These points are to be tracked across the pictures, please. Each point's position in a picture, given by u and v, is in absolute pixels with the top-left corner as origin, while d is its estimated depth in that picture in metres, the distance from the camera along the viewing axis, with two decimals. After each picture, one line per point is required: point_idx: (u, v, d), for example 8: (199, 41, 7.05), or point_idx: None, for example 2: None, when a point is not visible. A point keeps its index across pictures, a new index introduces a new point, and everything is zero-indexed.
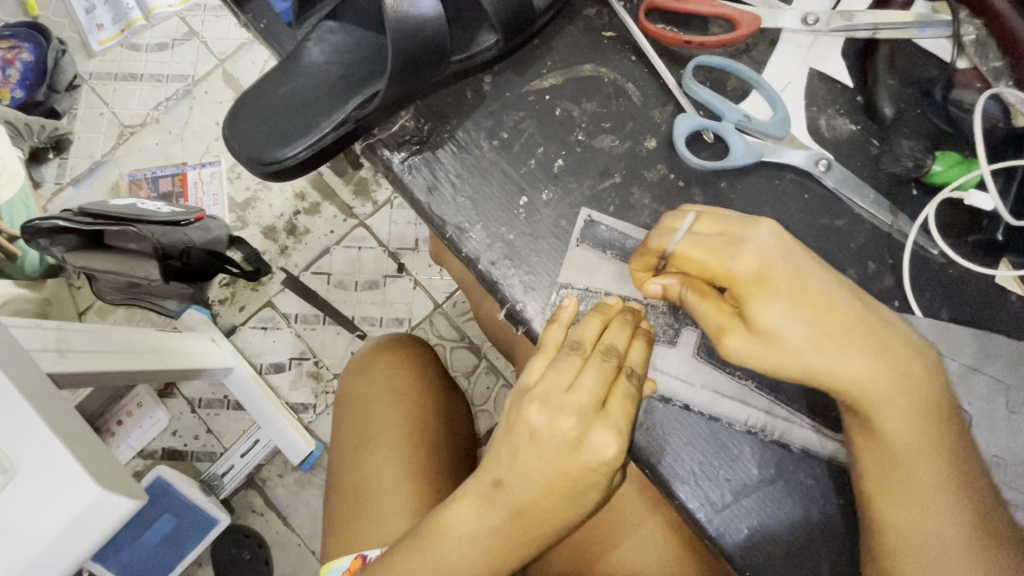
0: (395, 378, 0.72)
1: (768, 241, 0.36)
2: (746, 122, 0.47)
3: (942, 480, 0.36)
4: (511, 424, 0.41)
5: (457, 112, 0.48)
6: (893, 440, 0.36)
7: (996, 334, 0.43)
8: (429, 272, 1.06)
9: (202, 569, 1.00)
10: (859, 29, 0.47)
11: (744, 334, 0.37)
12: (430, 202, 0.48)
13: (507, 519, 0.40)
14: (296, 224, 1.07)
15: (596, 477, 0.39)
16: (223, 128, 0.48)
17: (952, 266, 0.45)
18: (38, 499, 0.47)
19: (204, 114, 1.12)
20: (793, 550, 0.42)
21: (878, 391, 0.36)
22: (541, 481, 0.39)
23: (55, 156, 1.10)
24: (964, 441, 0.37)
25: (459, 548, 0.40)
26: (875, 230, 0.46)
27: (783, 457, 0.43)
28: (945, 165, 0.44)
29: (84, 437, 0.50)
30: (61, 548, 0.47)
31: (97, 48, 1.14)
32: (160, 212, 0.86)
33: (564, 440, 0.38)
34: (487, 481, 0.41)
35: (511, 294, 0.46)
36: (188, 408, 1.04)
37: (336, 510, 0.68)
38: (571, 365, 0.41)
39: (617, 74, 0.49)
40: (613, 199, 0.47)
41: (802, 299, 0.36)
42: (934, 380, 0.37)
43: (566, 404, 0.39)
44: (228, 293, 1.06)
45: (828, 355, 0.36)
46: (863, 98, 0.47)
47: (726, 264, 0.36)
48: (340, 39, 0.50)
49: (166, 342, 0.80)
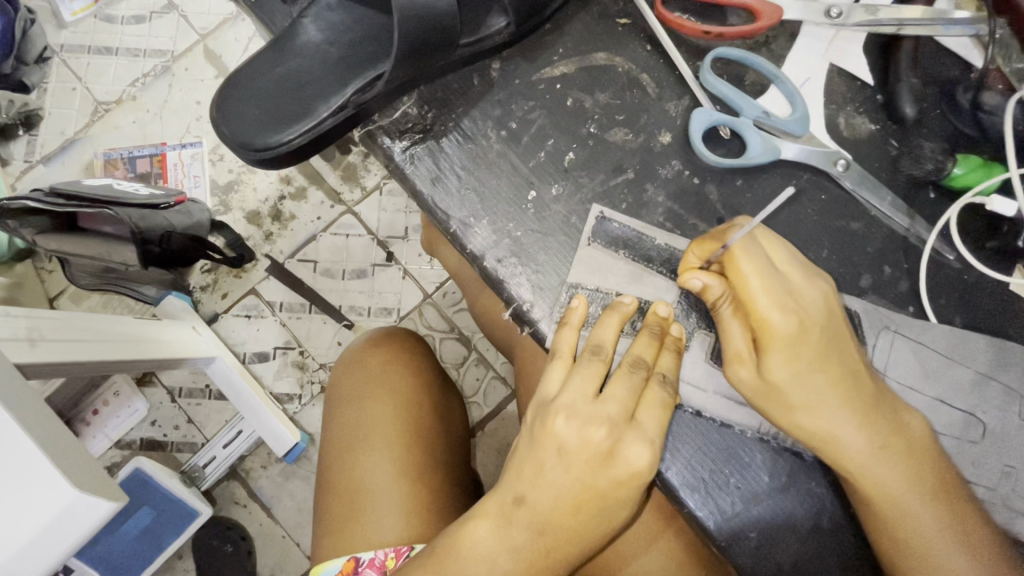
0: (385, 374, 0.70)
1: (816, 300, 0.37)
2: (764, 119, 0.45)
3: (941, 542, 0.36)
4: (535, 436, 0.41)
5: (463, 99, 0.46)
6: (902, 536, 0.37)
7: (1011, 341, 0.43)
8: (419, 261, 1.03)
9: (182, 561, 0.97)
10: (883, 25, 0.45)
11: (753, 375, 0.38)
12: (433, 194, 0.45)
13: (529, 538, 0.39)
14: (281, 210, 1.03)
15: (628, 492, 0.39)
16: (211, 110, 0.45)
17: (968, 272, 0.44)
18: (10, 501, 0.44)
19: (184, 93, 1.07)
20: (803, 559, 0.41)
21: (876, 477, 0.37)
22: (569, 498, 0.39)
23: (24, 132, 1.04)
24: (980, 526, 0.37)
25: (478, 568, 0.39)
26: (891, 233, 0.45)
27: (794, 465, 0.42)
28: (966, 168, 0.43)
29: (61, 437, 0.47)
30: (32, 551, 0.45)
31: (69, 19, 1.07)
32: (139, 194, 0.82)
33: (595, 453, 0.39)
34: (508, 497, 0.40)
35: (518, 292, 0.44)
36: (167, 398, 1.00)
37: (326, 519, 0.65)
38: (595, 373, 0.41)
39: (631, 64, 0.47)
40: (625, 196, 0.45)
41: (820, 366, 0.36)
42: (928, 454, 0.37)
43: (593, 416, 0.39)
44: (209, 279, 1.02)
45: (822, 420, 0.37)
46: (884, 97, 0.46)
47: (766, 316, 0.36)
48: (339, 17, 0.46)
49: (144, 331, 0.76)
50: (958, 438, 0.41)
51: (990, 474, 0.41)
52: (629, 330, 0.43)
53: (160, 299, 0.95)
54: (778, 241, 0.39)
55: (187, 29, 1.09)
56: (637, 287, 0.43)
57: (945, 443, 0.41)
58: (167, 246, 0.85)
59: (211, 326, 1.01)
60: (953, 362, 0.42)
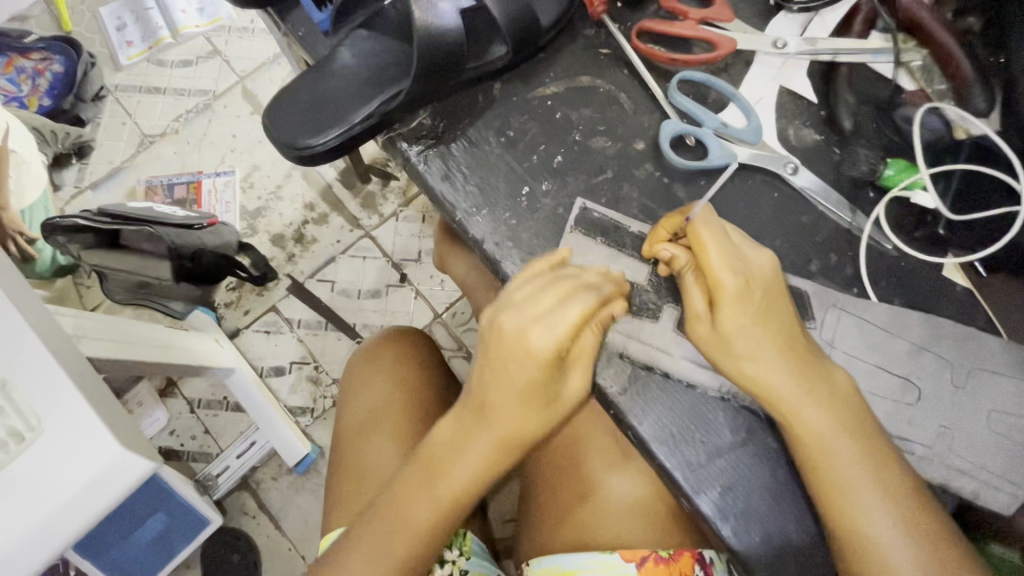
0: (384, 361, 0.77)
1: (760, 267, 0.44)
2: (723, 129, 0.53)
3: (864, 478, 0.42)
4: (480, 341, 0.47)
5: (470, 113, 0.55)
6: (830, 477, 0.42)
7: (943, 318, 0.49)
8: (430, 282, 1.16)
9: (189, 569, 1.08)
10: (821, 53, 0.54)
11: (708, 331, 0.44)
12: (442, 190, 0.54)
13: (478, 420, 0.46)
14: (304, 233, 1.18)
15: (540, 369, 0.43)
16: (264, 117, 0.54)
17: (905, 259, 0.50)
18: (75, 455, 0.57)
19: (221, 127, 1.24)
20: (764, 509, 0.46)
21: (805, 418, 0.42)
22: (501, 381, 0.45)
23: (77, 161, 1.21)
24: (896, 464, 0.42)
25: (447, 456, 0.48)
26: (837, 226, 0.52)
27: (753, 422, 0.48)
28: (896, 170, 0.50)
29: (115, 411, 0.62)
30: (83, 499, 0.57)
31: (125, 62, 1.27)
32: (176, 216, 0.95)
33: (506, 340, 0.44)
34: (466, 396, 0.48)
35: (511, 272, 0.52)
36: (187, 408, 1.15)
37: (337, 482, 0.71)
38: (534, 281, 0.45)
39: (611, 85, 0.56)
40: (605, 192, 0.53)
41: (762, 322, 0.43)
42: (850, 403, 0.43)
43: (512, 310, 0.44)
44: (233, 297, 1.16)
45: (764, 370, 0.43)
46: (826, 113, 0.54)
47: (718, 278, 0.42)
48: (370, 46, 0.56)
49: (174, 339, 0.86)
50: (895, 400, 0.47)
51: (927, 433, 0.47)
52: None
53: (187, 314, 1.05)
54: (727, 226, 0.46)
55: (228, 71, 1.28)
56: (615, 267, 0.51)
57: (884, 404, 0.47)
58: (198, 261, 0.98)
59: (232, 340, 1.14)
60: (892, 336, 0.48)
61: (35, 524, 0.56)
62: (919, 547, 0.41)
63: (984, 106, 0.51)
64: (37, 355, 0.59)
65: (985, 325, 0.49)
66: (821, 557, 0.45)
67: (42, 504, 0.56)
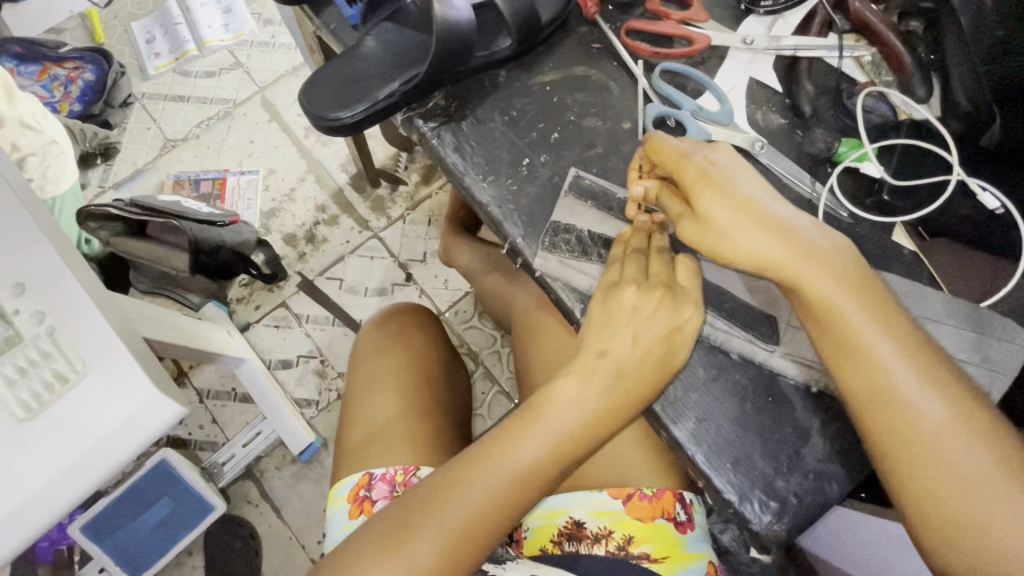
0: (405, 334, 0.84)
1: (717, 159, 0.51)
2: (699, 111, 0.61)
3: (876, 333, 0.46)
4: (609, 305, 0.53)
5: (479, 96, 0.63)
6: (842, 336, 0.46)
7: (892, 274, 0.55)
8: (434, 282, 1.23)
9: (191, 557, 1.11)
10: (784, 48, 0.62)
11: (692, 222, 0.50)
12: (453, 159, 0.61)
13: (609, 382, 0.51)
14: (315, 233, 1.26)
15: (687, 336, 0.51)
16: (299, 95, 0.62)
17: (858, 225, 0.57)
18: (110, 395, 0.59)
19: (240, 132, 1.33)
20: (733, 437, 0.52)
21: (813, 279, 0.47)
22: (639, 343, 0.51)
23: (102, 162, 1.30)
24: (898, 316, 0.47)
25: (566, 411, 0.51)
26: (799, 197, 0.59)
27: (723, 362, 0.54)
28: (848, 147, 0.58)
29: (149, 360, 0.63)
30: (116, 438, 0.58)
31: (152, 72, 1.37)
32: (201, 212, 1.03)
33: (659, 301, 0.52)
34: (591, 355, 0.52)
35: (512, 230, 0.59)
36: (197, 398, 1.21)
37: (345, 443, 0.76)
38: (640, 253, 0.55)
39: (602, 75, 0.64)
40: (595, 164, 0.60)
41: (740, 198, 0.49)
42: (849, 263, 0.48)
43: (653, 288, 0.52)
44: (245, 293, 1.23)
45: (751, 239, 0.48)
46: (790, 101, 0.62)
47: (682, 170, 0.50)
48: (393, 36, 0.64)
49: (191, 326, 0.91)
50: None
51: None
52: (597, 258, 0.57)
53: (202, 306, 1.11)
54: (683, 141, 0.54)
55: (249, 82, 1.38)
56: (603, 226, 0.58)
57: None
58: (215, 257, 1.06)
59: (242, 333, 1.19)
60: None
61: (68, 464, 0.58)
62: (943, 396, 0.44)
63: (924, 94, 0.59)
64: (83, 305, 0.61)
65: (931, 282, 0.56)
66: (781, 482, 0.51)
67: (78, 443, 0.58)
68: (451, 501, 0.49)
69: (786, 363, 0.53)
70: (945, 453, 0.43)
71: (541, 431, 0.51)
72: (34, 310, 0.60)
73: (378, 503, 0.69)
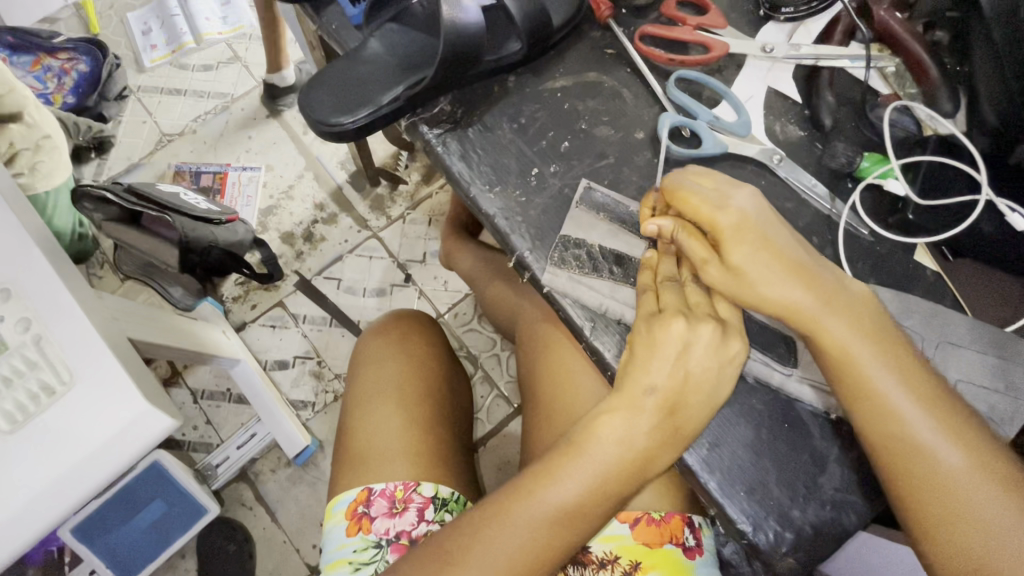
0: (411, 345, 0.81)
1: (747, 204, 0.48)
2: (715, 122, 0.58)
3: (890, 381, 0.45)
4: (656, 334, 0.50)
5: (486, 102, 0.60)
6: (856, 384, 0.45)
7: (915, 295, 0.53)
8: (434, 283, 1.21)
9: (184, 560, 1.09)
10: (804, 58, 0.60)
11: (719, 271, 0.48)
12: (459, 168, 0.59)
13: (657, 417, 0.48)
14: (313, 232, 1.23)
15: (733, 370, 0.49)
16: (299, 99, 0.59)
17: (879, 243, 0.55)
18: (98, 407, 0.56)
19: (237, 128, 1.30)
20: (747, 467, 0.50)
21: (826, 327, 0.46)
22: (689, 377, 0.48)
23: (95, 156, 1.27)
24: (913, 362, 0.45)
25: (607, 449, 0.49)
26: (817, 213, 0.56)
27: (738, 385, 0.52)
28: (870, 162, 0.56)
29: (140, 369, 0.61)
30: (103, 453, 0.55)
31: (148, 64, 1.34)
32: (200, 208, 0.98)
33: (714, 341, 0.48)
34: (638, 391, 0.49)
35: (520, 244, 0.56)
36: (190, 398, 1.18)
37: (343, 457, 0.73)
38: (676, 284, 0.52)
39: (615, 81, 0.61)
40: (607, 175, 0.58)
41: (766, 248, 0.47)
42: (862, 306, 0.47)
43: (701, 318, 0.50)
44: (240, 291, 1.20)
45: (783, 291, 0.46)
46: (810, 112, 0.59)
47: (715, 219, 0.47)
48: (398, 38, 0.62)
49: (180, 323, 0.88)
50: None
51: None
52: (608, 275, 0.54)
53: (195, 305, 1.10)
54: (720, 179, 0.50)
55: (247, 76, 1.35)
56: (615, 241, 0.55)
57: None
58: (207, 255, 1.03)
59: (239, 333, 1.18)
60: None
61: (51, 481, 0.55)
62: (962, 445, 0.43)
63: (950, 108, 0.57)
64: (70, 311, 0.58)
65: (953, 304, 0.54)
66: (797, 512, 0.49)
67: (64, 457, 0.55)
68: (490, 540, 0.48)
69: (802, 387, 0.51)
70: (967, 504, 0.42)
71: (582, 470, 0.48)
72: (19, 318, 0.58)
73: (377, 520, 0.67)
